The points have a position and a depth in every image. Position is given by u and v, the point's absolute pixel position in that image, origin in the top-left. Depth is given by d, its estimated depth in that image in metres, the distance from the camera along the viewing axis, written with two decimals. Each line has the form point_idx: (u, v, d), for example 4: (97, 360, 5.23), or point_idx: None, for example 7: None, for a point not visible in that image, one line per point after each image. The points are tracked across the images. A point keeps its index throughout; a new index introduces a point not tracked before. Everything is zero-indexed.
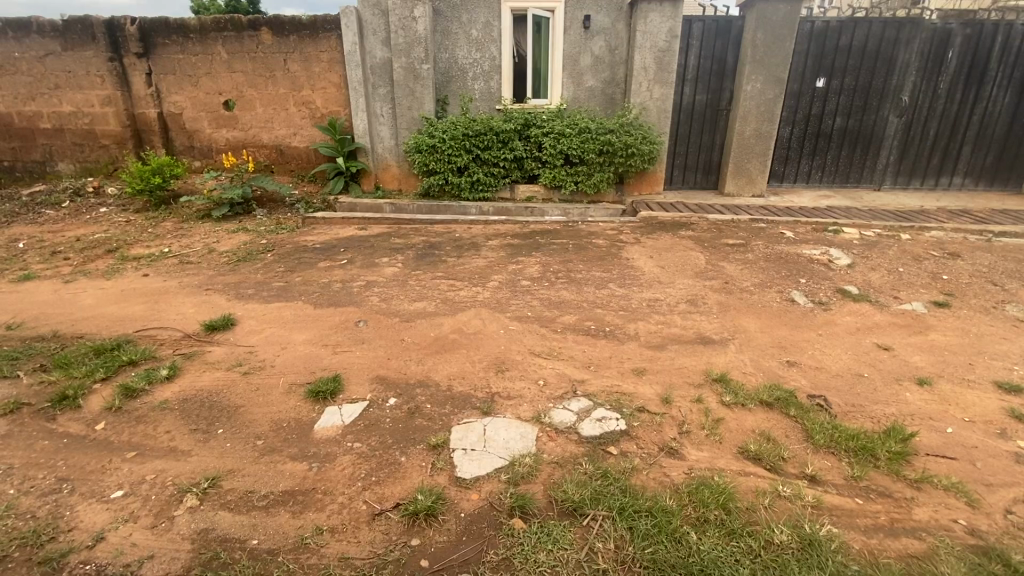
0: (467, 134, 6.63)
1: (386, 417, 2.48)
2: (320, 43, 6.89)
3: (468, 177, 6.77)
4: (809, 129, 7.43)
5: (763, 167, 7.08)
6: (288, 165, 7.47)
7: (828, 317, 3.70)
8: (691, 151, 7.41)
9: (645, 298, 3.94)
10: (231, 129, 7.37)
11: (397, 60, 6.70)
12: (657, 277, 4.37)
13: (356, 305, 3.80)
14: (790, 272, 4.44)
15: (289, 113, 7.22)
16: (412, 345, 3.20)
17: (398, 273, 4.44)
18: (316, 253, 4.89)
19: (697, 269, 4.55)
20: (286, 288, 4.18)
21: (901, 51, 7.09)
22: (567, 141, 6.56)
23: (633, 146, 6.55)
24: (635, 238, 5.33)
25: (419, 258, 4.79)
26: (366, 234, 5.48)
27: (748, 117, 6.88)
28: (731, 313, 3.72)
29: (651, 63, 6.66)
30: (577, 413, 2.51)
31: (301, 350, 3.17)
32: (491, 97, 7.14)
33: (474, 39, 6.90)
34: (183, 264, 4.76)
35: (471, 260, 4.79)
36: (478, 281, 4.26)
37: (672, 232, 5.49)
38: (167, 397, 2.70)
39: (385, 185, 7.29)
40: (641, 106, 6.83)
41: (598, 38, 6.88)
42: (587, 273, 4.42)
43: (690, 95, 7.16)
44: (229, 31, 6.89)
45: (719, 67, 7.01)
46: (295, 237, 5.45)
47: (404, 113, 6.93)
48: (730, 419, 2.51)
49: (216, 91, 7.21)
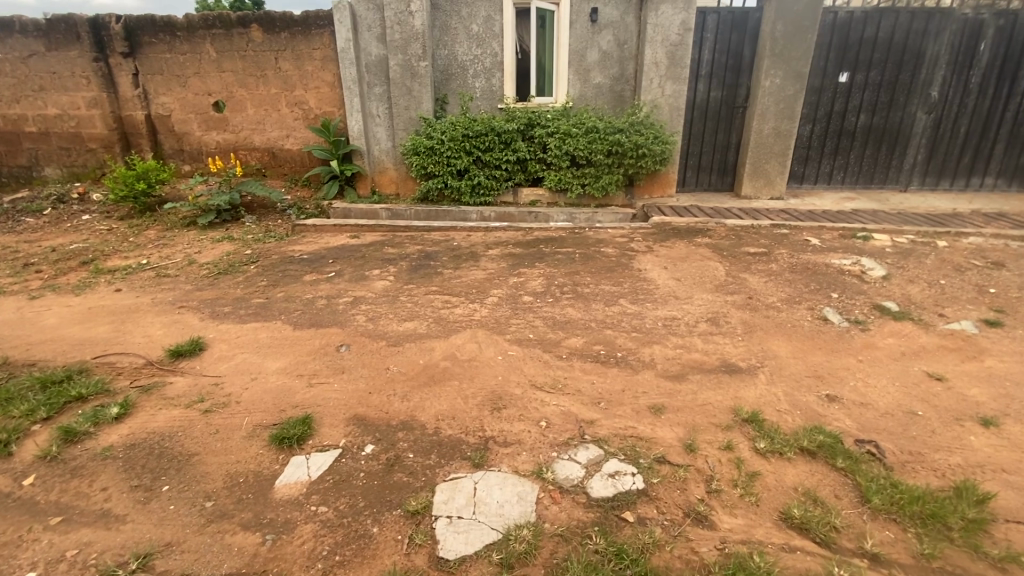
0: (468, 134, 6.28)
1: (361, 471, 2.11)
2: (312, 39, 6.53)
3: (469, 180, 6.41)
4: (831, 127, 7.00)
5: (783, 167, 6.65)
6: (281, 169, 7.13)
7: (867, 340, 3.29)
8: (705, 151, 6.99)
9: (661, 316, 3.56)
10: (221, 132, 7.05)
11: (393, 57, 6.34)
12: (673, 291, 3.98)
13: (340, 325, 3.44)
14: (820, 285, 4.03)
15: (281, 113, 6.88)
16: (398, 375, 2.82)
17: (388, 287, 4.07)
18: (302, 264, 4.53)
19: (716, 282, 4.16)
20: (266, 305, 3.82)
21: (930, 43, 6.64)
22: (573, 141, 6.18)
23: (644, 146, 6.15)
24: (647, 246, 4.93)
25: (413, 270, 4.43)
26: (358, 242, 5.12)
27: (766, 115, 6.45)
28: (758, 335, 3.32)
29: (663, 58, 6.26)
30: (586, 466, 2.13)
31: (273, 381, 2.81)
32: (492, 95, 6.76)
33: (474, 34, 6.52)
34: (159, 277, 4.43)
35: (469, 272, 4.42)
36: (477, 296, 3.88)
37: (687, 239, 5.07)
38: (112, 442, 2.35)
39: (381, 189, 6.93)
40: (652, 103, 6.43)
41: (607, 32, 6.50)
42: (596, 286, 4.03)
43: (704, 91, 6.74)
44: (217, 28, 6.58)
45: (735, 62, 6.59)
46: (283, 246, 5.10)
47: (401, 113, 6.57)
48: (767, 474, 2.12)
49: (205, 92, 6.89)
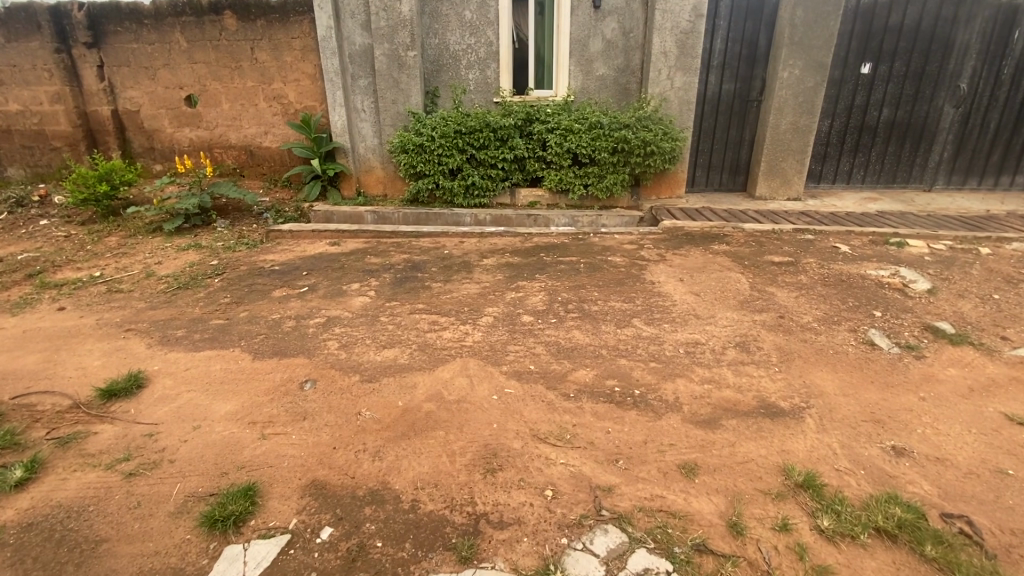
0: (460, 131, 5.77)
1: (314, 571, 1.63)
2: (291, 28, 6.01)
3: (462, 180, 5.91)
4: (851, 122, 6.51)
5: (801, 166, 6.16)
6: (259, 169, 6.60)
7: (925, 371, 2.81)
8: (717, 148, 6.50)
9: (682, 341, 3.07)
10: (194, 129, 6.52)
11: (378, 47, 5.83)
12: (693, 309, 3.49)
13: (308, 355, 2.94)
14: (860, 301, 3.55)
15: (258, 109, 6.36)
16: (372, 423, 2.33)
17: (368, 305, 3.57)
18: (273, 277, 4.03)
19: (740, 297, 3.67)
20: (225, 328, 3.32)
21: (960, 31, 6.17)
22: (576, 138, 5.69)
23: (653, 143, 5.66)
24: (659, 254, 4.44)
25: (398, 283, 3.93)
26: (338, 251, 4.61)
27: (784, 109, 5.96)
28: (797, 365, 2.84)
29: (673, 47, 5.76)
30: (606, 561, 1.66)
31: (219, 432, 2.31)
32: (488, 88, 6.25)
33: (467, 22, 6.01)
34: (111, 293, 3.92)
35: (461, 285, 3.92)
36: (469, 316, 3.39)
37: (703, 246, 4.59)
38: (3, 522, 1.85)
39: (368, 189, 6.42)
40: (660, 96, 5.93)
41: (611, 19, 5.99)
42: (605, 303, 3.55)
43: (716, 83, 6.24)
44: (188, 16, 6.06)
45: (749, 52, 6.10)
46: (254, 256, 4.59)
47: (388, 108, 6.06)
48: (840, 569, 1.65)
49: (176, 85, 6.36)
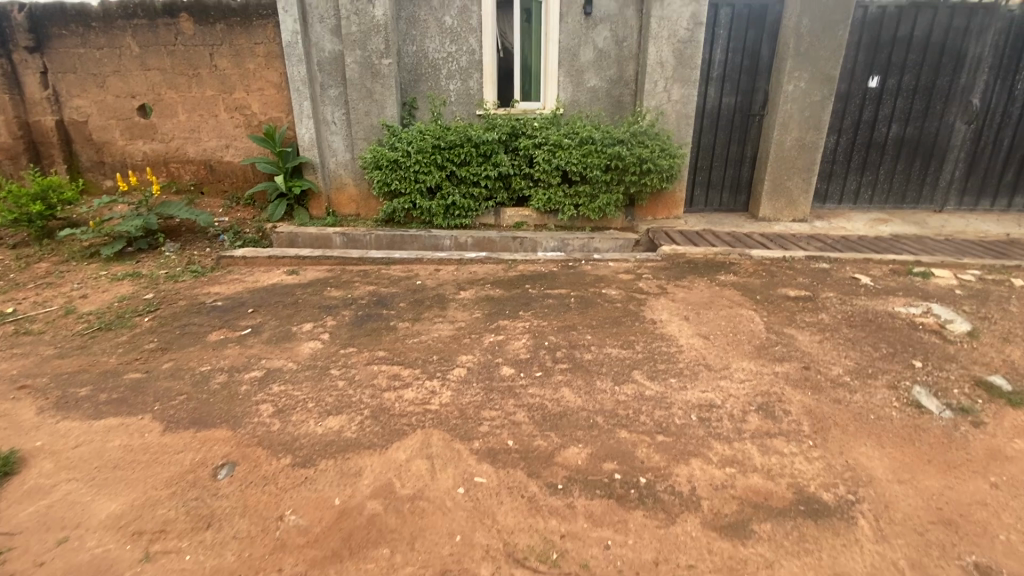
0: (439, 146, 5.26)
1: None
2: (253, 32, 5.49)
3: (441, 200, 5.40)
4: (859, 138, 6.11)
5: (808, 185, 5.73)
6: (220, 185, 6.03)
7: (991, 444, 2.30)
8: (716, 166, 6.06)
9: (693, 403, 2.53)
10: (149, 141, 5.95)
11: (349, 53, 5.32)
12: (703, 358, 2.96)
13: (233, 425, 2.37)
14: (894, 348, 3.05)
15: (218, 120, 5.81)
16: (296, 536, 1.76)
17: (319, 352, 3.01)
18: (213, 316, 3.45)
19: (756, 342, 3.15)
20: (140, 385, 2.73)
21: (972, 44, 5.80)
22: (565, 154, 5.22)
23: (650, 160, 5.19)
24: (659, 286, 3.92)
25: (358, 323, 3.36)
26: (294, 281, 4.04)
27: (788, 124, 5.53)
28: (835, 438, 2.32)
29: (670, 57, 5.32)
30: None
31: (89, 551, 1.73)
32: (470, 99, 5.77)
33: (447, 28, 5.53)
34: (18, 336, 3.32)
35: (432, 325, 3.37)
36: (438, 367, 2.83)
37: (707, 276, 4.08)
38: None
39: (338, 208, 5.88)
40: (657, 109, 5.47)
41: (603, 27, 5.55)
42: (600, 350, 3.01)
43: (716, 96, 5.80)
44: (140, 19, 5.52)
45: (751, 63, 5.68)
46: (198, 287, 4.01)
47: (360, 120, 5.54)
48: None
49: (128, 93, 5.80)
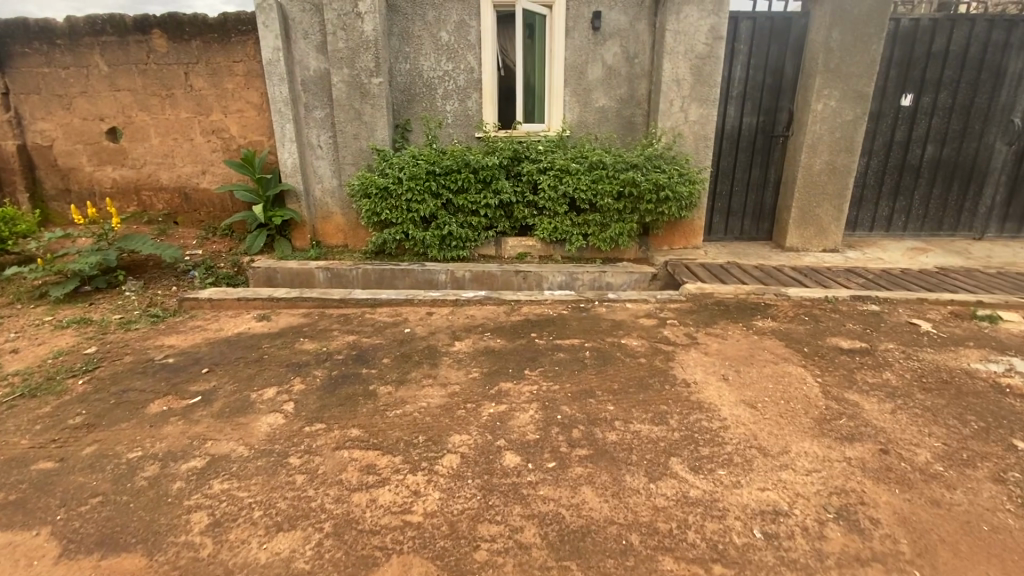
0: (433, 172, 4.76)
1: None
2: (232, 49, 5.04)
3: (436, 230, 4.87)
4: (891, 161, 5.61)
5: (839, 212, 5.21)
6: (196, 215, 5.53)
7: None
8: (737, 191, 5.55)
9: (752, 510, 1.96)
10: (119, 167, 5.47)
11: (336, 72, 4.86)
12: (754, 438, 2.39)
13: (151, 549, 1.80)
14: (988, 423, 2.48)
15: (194, 144, 5.33)
16: None
17: (280, 431, 2.44)
18: (160, 378, 2.90)
19: (814, 414, 2.57)
20: (47, 481, 2.16)
21: (1013, 58, 5.34)
22: (573, 180, 4.72)
23: (667, 187, 4.67)
24: (689, 335, 3.36)
25: (331, 387, 2.79)
26: (264, 330, 3.50)
27: (817, 146, 5.03)
28: (948, 566, 1.74)
29: (687, 74, 4.85)
30: None
31: None
32: (468, 121, 5.29)
33: (443, 44, 5.08)
34: None
35: (421, 388, 2.79)
36: (425, 454, 2.26)
37: (742, 322, 3.53)
38: None
39: (324, 239, 5.37)
40: (673, 131, 4.98)
41: (613, 42, 5.09)
42: (626, 426, 2.43)
43: (736, 116, 5.32)
44: (110, 36, 5.09)
45: (774, 80, 5.22)
46: (152, 337, 3.46)
47: (348, 143, 5.06)
48: None
49: (96, 116, 5.33)
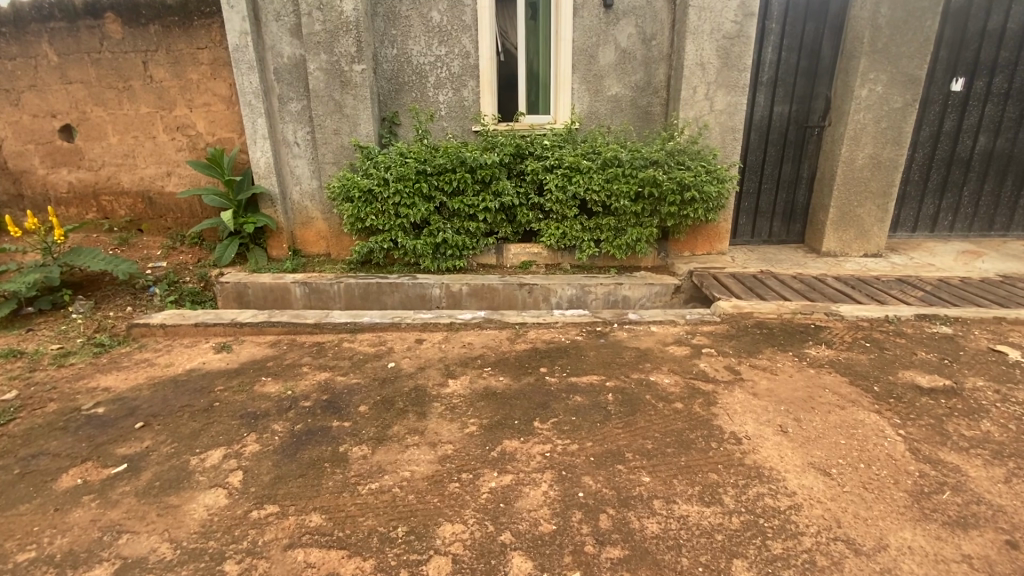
0: (425, 171, 4.18)
1: None
2: (195, 35, 4.44)
3: (429, 237, 4.30)
4: (939, 153, 5.00)
5: (884, 212, 4.62)
6: (162, 222, 4.95)
7: None
8: (766, 189, 4.95)
9: None
10: (74, 170, 4.88)
11: (312, 58, 4.27)
12: (837, 525, 1.82)
13: None
14: None
15: (157, 142, 4.74)
16: None
17: (218, 519, 1.87)
18: (82, 438, 2.33)
19: (907, 486, 2.00)
20: None
21: None
22: (584, 179, 4.13)
23: (693, 186, 4.07)
24: (731, 368, 2.79)
25: (290, 449, 2.22)
26: (222, 366, 2.93)
27: (861, 137, 4.43)
28: None
29: (713, 56, 4.24)
30: None
31: None
32: (463, 113, 4.70)
33: (434, 26, 4.48)
34: None
35: (404, 448, 2.21)
36: (406, 557, 1.69)
37: (794, 351, 2.95)
38: None
39: (305, 247, 4.80)
40: (697, 122, 4.39)
41: (627, 21, 4.48)
42: (668, 510, 1.86)
43: (766, 105, 4.71)
44: (58, 21, 4.49)
45: (809, 64, 4.61)
46: (88, 376, 2.89)
47: (328, 140, 4.48)
48: None
49: (47, 112, 4.75)
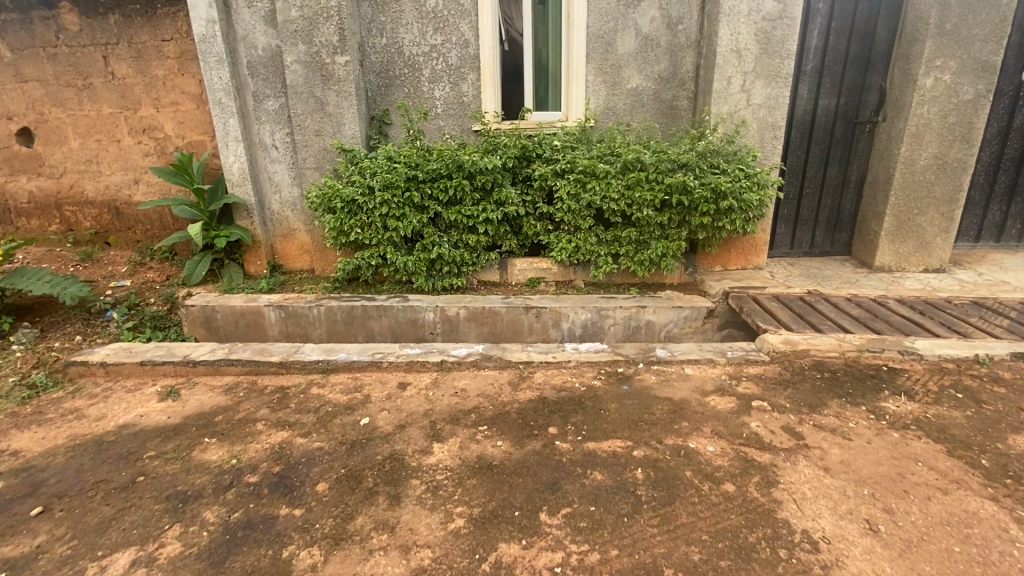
0: (416, 177, 3.63)
1: None
2: (159, 25, 3.94)
3: (422, 252, 3.75)
4: (1008, 151, 4.35)
5: (950, 221, 3.97)
6: (131, 234, 4.47)
7: None
8: (809, 194, 4.33)
9: None
10: (34, 178, 4.42)
11: (289, 50, 3.74)
12: None
13: None
14: None
15: (122, 147, 4.25)
16: None
17: None
18: None
19: None
20: None
21: None
22: (601, 184, 3.55)
23: (730, 193, 3.47)
24: (792, 430, 2.21)
25: (216, 555, 1.68)
26: (162, 420, 2.41)
27: (924, 135, 3.80)
28: None
29: (751, 41, 3.64)
30: None
31: None
32: (463, 110, 4.15)
33: (429, 11, 3.93)
34: None
35: (366, 555, 1.66)
36: None
37: (868, 404, 2.36)
38: None
39: (287, 263, 4.30)
40: (731, 118, 3.79)
41: (649, 4, 3.90)
42: None
43: (810, 97, 4.09)
44: (9, 12, 4.02)
45: (861, 49, 3.99)
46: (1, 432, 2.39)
47: (310, 142, 3.95)
48: None
49: (3, 114, 4.29)
